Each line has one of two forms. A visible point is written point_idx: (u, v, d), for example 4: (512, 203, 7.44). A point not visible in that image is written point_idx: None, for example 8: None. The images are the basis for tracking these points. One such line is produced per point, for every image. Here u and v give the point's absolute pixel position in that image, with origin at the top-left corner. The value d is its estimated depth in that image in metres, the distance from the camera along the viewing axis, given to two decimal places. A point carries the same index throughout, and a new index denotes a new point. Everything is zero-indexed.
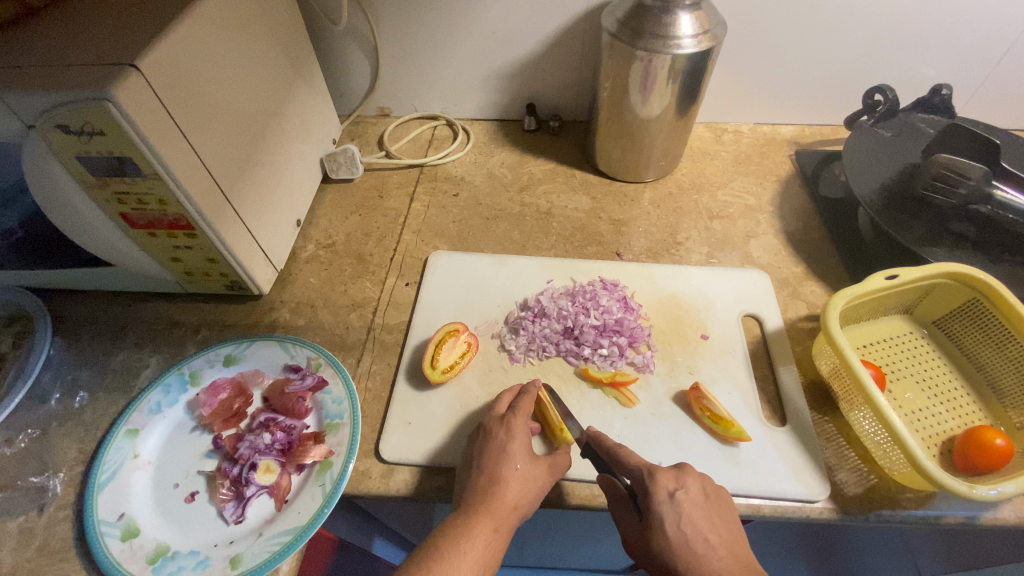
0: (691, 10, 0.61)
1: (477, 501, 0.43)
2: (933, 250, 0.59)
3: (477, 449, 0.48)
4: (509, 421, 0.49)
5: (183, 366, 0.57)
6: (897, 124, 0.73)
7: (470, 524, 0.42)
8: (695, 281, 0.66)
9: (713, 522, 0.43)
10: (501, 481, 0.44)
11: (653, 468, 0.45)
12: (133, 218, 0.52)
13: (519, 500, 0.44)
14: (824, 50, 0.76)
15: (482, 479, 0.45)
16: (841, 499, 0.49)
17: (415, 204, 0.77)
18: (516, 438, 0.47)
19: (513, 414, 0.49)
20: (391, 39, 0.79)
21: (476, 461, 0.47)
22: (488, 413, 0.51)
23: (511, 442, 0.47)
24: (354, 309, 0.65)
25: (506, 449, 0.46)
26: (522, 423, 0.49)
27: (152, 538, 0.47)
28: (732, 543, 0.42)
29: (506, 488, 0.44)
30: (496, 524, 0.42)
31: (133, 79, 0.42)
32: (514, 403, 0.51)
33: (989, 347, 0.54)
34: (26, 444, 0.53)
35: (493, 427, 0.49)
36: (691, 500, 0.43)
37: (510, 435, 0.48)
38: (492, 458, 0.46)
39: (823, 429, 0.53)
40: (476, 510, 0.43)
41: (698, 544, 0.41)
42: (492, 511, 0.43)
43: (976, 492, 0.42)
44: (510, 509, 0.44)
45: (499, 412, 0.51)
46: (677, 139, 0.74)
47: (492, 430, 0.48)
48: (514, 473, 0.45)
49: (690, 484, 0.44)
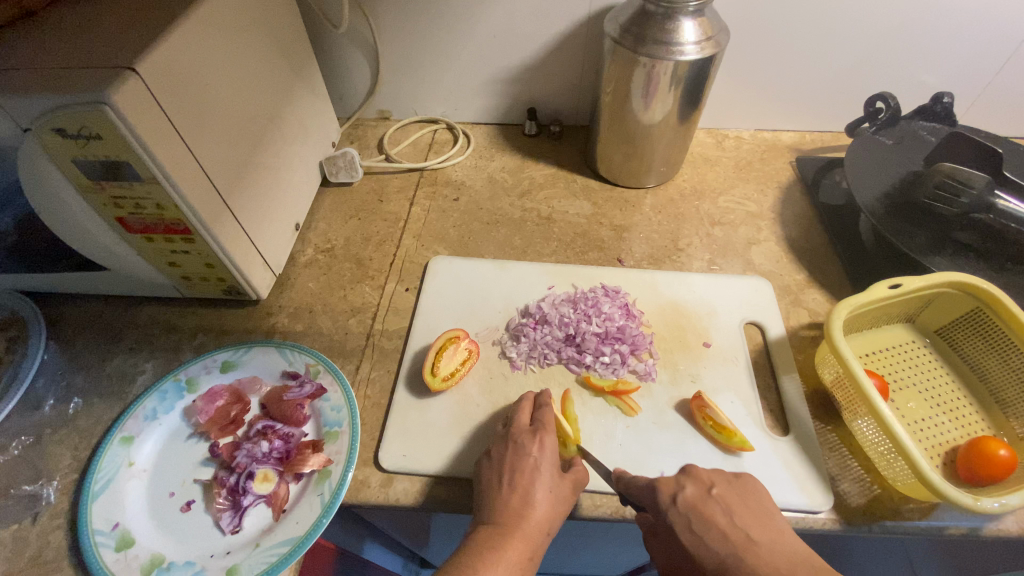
0: (694, 16, 0.60)
1: (510, 522, 0.43)
2: (936, 259, 0.59)
3: (507, 462, 0.47)
4: (541, 437, 0.48)
5: (180, 372, 0.56)
6: (898, 132, 0.73)
7: (503, 546, 0.42)
8: (696, 288, 0.65)
9: (730, 516, 0.43)
10: (534, 502, 0.44)
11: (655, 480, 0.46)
12: (130, 222, 0.51)
13: (549, 524, 0.44)
14: (826, 55, 0.76)
15: (514, 498, 0.45)
16: (845, 510, 0.48)
17: (415, 208, 0.77)
18: (548, 455, 0.47)
19: (543, 428, 0.49)
20: (391, 42, 0.79)
21: (506, 478, 0.46)
22: (511, 423, 0.50)
23: (544, 461, 0.47)
24: (353, 315, 0.64)
25: (540, 468, 0.46)
26: (552, 440, 0.48)
27: (147, 548, 0.46)
28: (766, 535, 0.42)
29: (536, 509, 0.44)
30: (529, 552, 0.42)
31: (131, 83, 0.42)
32: (537, 416, 0.50)
33: (992, 357, 0.54)
34: (20, 451, 0.53)
35: (524, 442, 0.48)
36: (696, 498, 0.44)
37: (543, 451, 0.47)
38: (526, 477, 0.46)
39: (826, 439, 0.53)
40: (511, 532, 0.43)
41: (716, 536, 0.43)
42: (525, 534, 0.43)
43: (981, 504, 0.42)
44: (541, 533, 0.44)
45: (524, 425, 0.50)
46: (679, 145, 0.73)
47: (524, 446, 0.47)
48: (544, 496, 0.45)
49: (693, 482, 0.45)
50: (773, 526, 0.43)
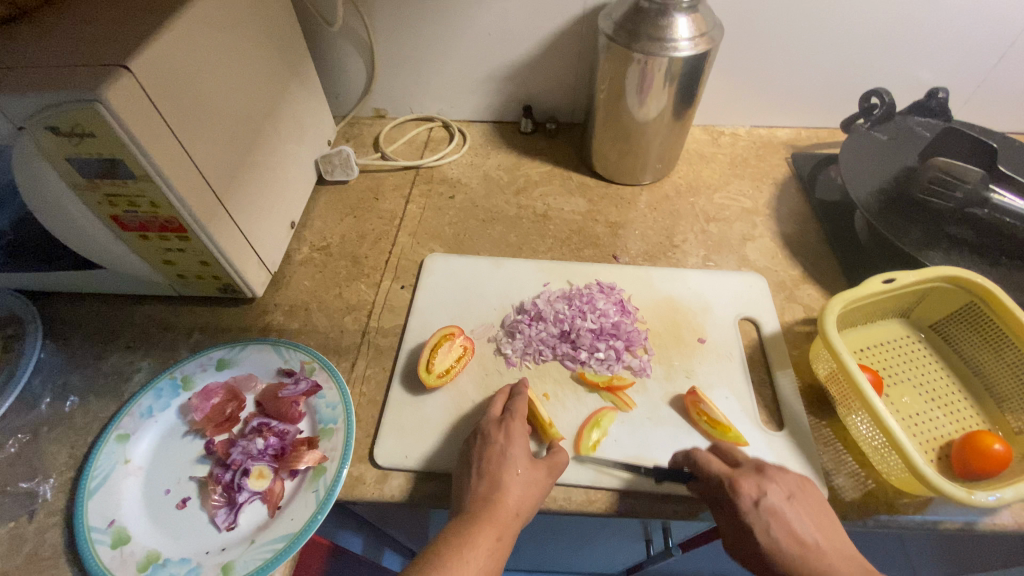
0: (687, 12, 0.60)
1: (478, 509, 0.43)
2: (931, 254, 0.59)
3: (476, 452, 0.47)
4: (508, 425, 0.48)
5: (176, 370, 0.56)
6: (893, 128, 0.73)
7: (473, 532, 0.42)
8: (691, 284, 0.65)
9: (805, 521, 0.42)
10: (502, 487, 0.44)
11: (733, 477, 0.44)
12: (125, 220, 0.51)
13: (520, 507, 0.44)
14: (821, 52, 0.76)
15: (482, 486, 0.45)
16: (839, 504, 0.48)
17: (411, 205, 0.77)
18: (516, 442, 0.47)
19: (512, 417, 0.49)
20: (387, 40, 0.79)
21: (476, 467, 0.46)
22: (483, 416, 0.51)
23: (511, 447, 0.47)
24: (349, 312, 0.64)
25: (508, 453, 0.46)
26: (520, 426, 0.49)
27: (143, 545, 0.46)
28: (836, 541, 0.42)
29: (508, 495, 0.44)
30: (499, 533, 0.42)
31: (124, 81, 0.42)
32: (508, 406, 0.51)
33: (986, 352, 0.54)
34: (16, 449, 0.53)
35: (491, 431, 0.48)
36: (776, 502, 0.43)
37: (510, 439, 0.47)
38: (494, 463, 0.46)
39: (820, 433, 0.53)
40: (479, 517, 0.43)
41: (793, 546, 0.41)
42: (496, 518, 0.43)
43: (975, 498, 0.42)
44: (512, 516, 0.43)
45: (495, 415, 0.50)
46: (674, 142, 0.73)
47: (491, 435, 0.48)
48: (514, 479, 0.45)
49: (774, 486, 0.43)
50: (836, 532, 0.42)
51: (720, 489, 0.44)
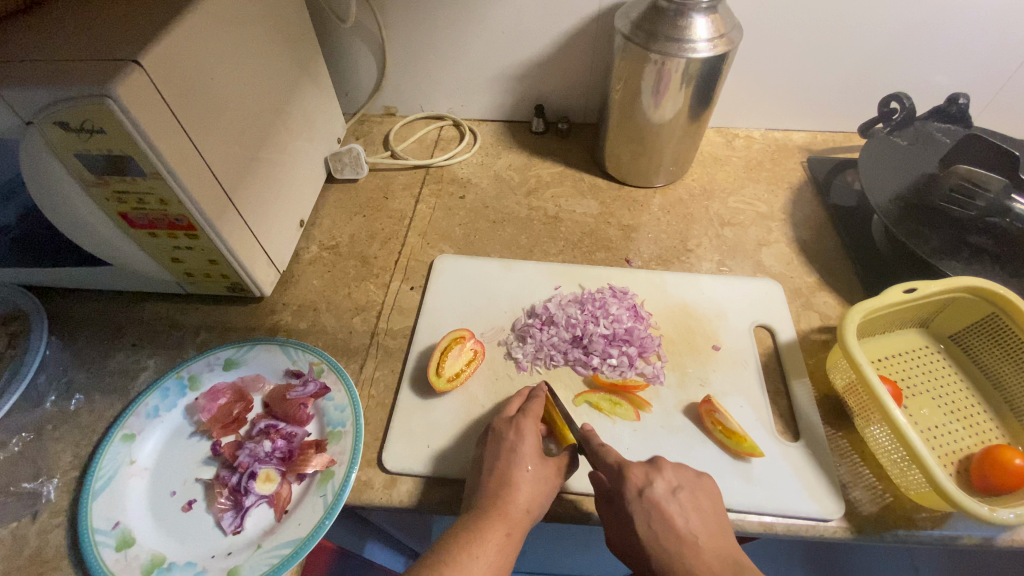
0: (706, 13, 0.59)
1: (489, 505, 0.42)
2: (948, 262, 0.57)
3: (487, 451, 0.47)
4: (518, 422, 0.47)
5: (182, 370, 0.55)
6: (912, 133, 0.71)
7: (483, 527, 0.41)
8: (706, 290, 0.64)
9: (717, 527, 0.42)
10: (512, 483, 0.43)
11: (624, 465, 0.44)
12: (133, 218, 0.50)
13: (531, 504, 0.43)
14: (840, 54, 0.75)
15: (493, 482, 0.44)
16: (856, 518, 0.47)
17: (421, 205, 0.76)
18: (526, 438, 0.46)
19: (522, 414, 0.48)
20: (400, 38, 0.78)
21: (487, 465, 0.45)
22: (497, 415, 0.50)
23: (520, 445, 0.46)
24: (357, 313, 0.63)
25: (517, 451, 0.45)
26: (531, 424, 0.48)
27: (148, 548, 0.45)
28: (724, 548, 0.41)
29: (517, 491, 0.43)
30: (508, 529, 0.41)
31: (135, 77, 0.41)
32: (524, 406, 0.50)
33: (1008, 365, 0.53)
34: (20, 448, 0.52)
35: (502, 429, 0.47)
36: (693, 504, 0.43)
37: (519, 436, 0.46)
38: (503, 461, 0.45)
39: (837, 445, 0.52)
40: (488, 512, 0.42)
41: (718, 537, 0.42)
42: (504, 514, 0.42)
43: (996, 515, 0.41)
44: (523, 513, 0.43)
45: (507, 414, 0.49)
46: (689, 145, 0.72)
47: (502, 432, 0.47)
48: (523, 476, 0.44)
49: (661, 478, 0.44)
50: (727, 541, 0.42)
51: (612, 478, 0.44)
